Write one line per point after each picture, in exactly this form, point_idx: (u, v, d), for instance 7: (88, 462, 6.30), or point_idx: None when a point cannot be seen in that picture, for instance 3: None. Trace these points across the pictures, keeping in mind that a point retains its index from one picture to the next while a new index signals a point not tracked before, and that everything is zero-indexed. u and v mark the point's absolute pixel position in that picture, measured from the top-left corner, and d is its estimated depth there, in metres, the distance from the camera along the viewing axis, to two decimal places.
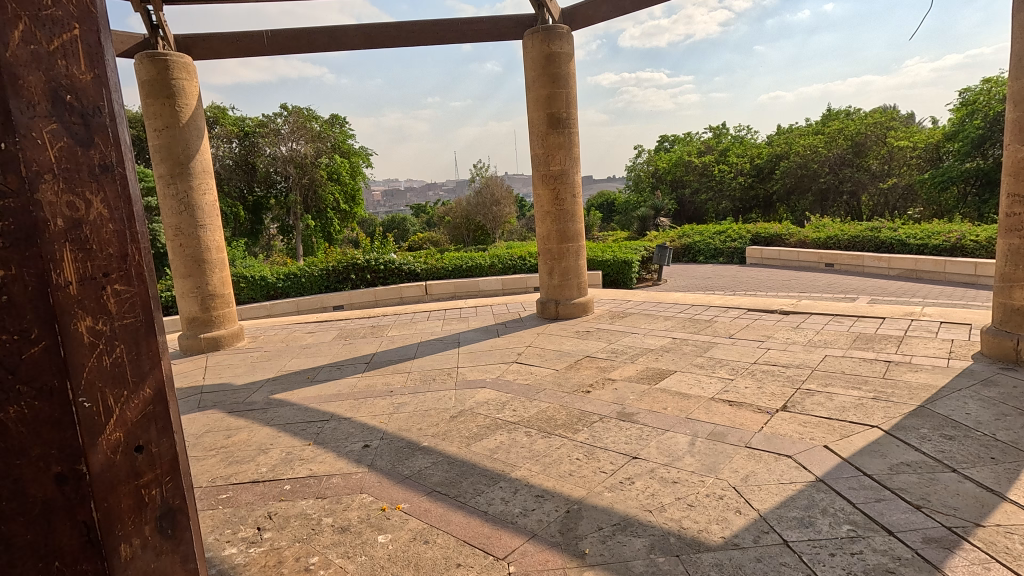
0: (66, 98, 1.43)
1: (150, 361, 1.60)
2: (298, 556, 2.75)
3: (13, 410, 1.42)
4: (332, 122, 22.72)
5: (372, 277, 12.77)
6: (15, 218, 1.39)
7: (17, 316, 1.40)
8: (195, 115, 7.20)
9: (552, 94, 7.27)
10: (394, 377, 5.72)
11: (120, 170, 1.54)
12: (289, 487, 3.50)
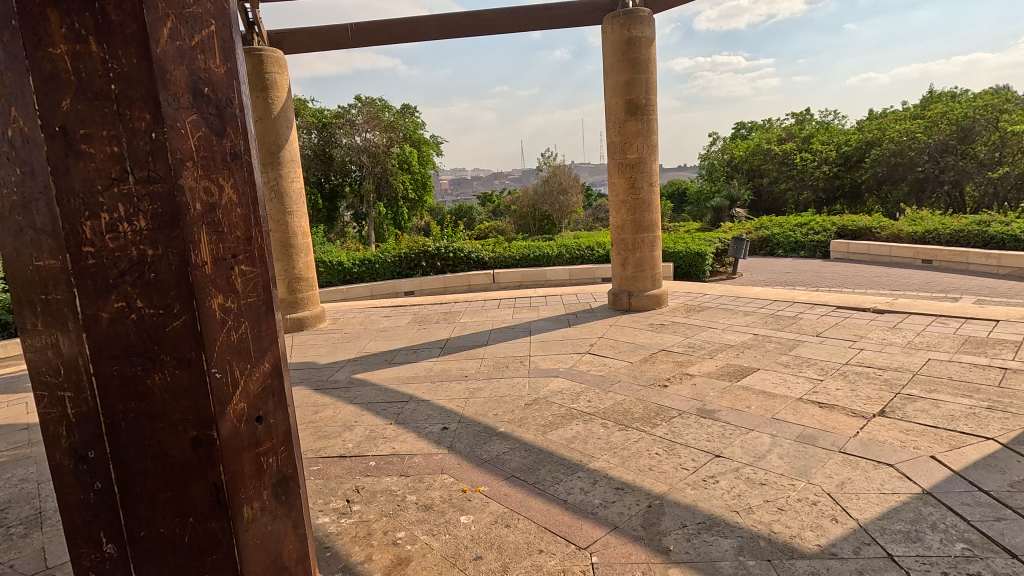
0: (204, 91, 1.52)
1: (269, 338, 1.73)
2: (386, 529, 2.86)
3: (157, 376, 1.50)
4: (404, 112, 23.33)
5: (442, 265, 13.06)
6: (162, 201, 1.48)
7: (162, 291, 1.49)
8: (285, 107, 7.59)
9: (631, 80, 7.08)
10: (469, 363, 5.84)
11: (247, 159, 1.65)
12: (374, 463, 3.65)
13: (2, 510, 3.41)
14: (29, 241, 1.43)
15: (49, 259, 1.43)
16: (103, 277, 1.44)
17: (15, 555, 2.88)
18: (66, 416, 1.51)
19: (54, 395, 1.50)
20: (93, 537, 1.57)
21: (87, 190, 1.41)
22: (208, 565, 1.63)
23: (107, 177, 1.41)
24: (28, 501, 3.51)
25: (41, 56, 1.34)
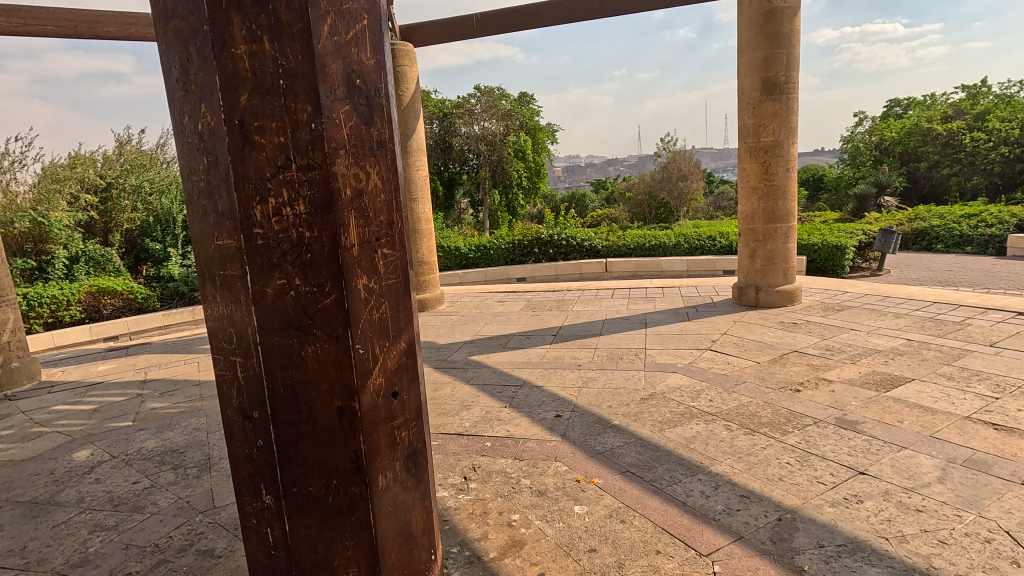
0: (356, 83, 1.61)
1: (404, 318, 1.82)
2: (502, 510, 2.93)
3: (310, 349, 1.62)
4: (521, 100, 23.61)
5: (554, 252, 13.08)
6: (318, 187, 1.56)
7: (316, 271, 1.59)
8: (413, 98, 7.96)
9: (770, 56, 6.50)
10: (582, 352, 5.79)
11: (390, 147, 1.74)
12: (489, 444, 3.76)
13: (181, 453, 3.99)
14: (211, 223, 1.62)
15: (226, 239, 1.59)
16: (269, 256, 1.56)
17: (191, 493, 3.35)
18: (236, 378, 1.70)
19: (228, 360, 1.70)
20: (255, 487, 1.75)
21: (258, 176, 1.52)
22: (348, 527, 1.74)
23: (275, 165, 1.51)
24: (200, 448, 4.08)
25: (226, 56, 1.47)
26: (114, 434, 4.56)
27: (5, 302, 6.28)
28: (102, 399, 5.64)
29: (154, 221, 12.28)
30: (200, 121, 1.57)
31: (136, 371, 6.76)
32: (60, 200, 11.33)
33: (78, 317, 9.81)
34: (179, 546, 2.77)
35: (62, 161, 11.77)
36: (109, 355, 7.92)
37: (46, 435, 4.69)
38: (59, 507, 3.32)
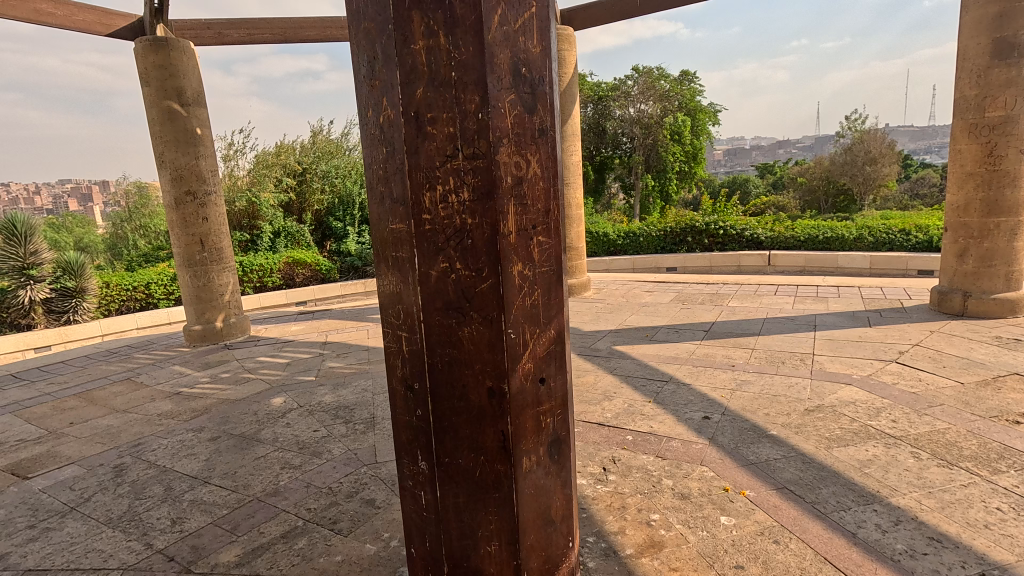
0: (522, 71, 1.63)
1: (556, 306, 1.82)
2: (641, 507, 2.85)
3: (467, 330, 1.69)
4: (682, 80, 22.42)
5: (710, 242, 12.26)
6: (482, 175, 1.60)
7: (476, 256, 1.64)
8: (570, 82, 7.93)
9: (1006, 11, 5.32)
10: (736, 352, 5.38)
11: (551, 135, 1.73)
12: (631, 438, 3.67)
13: (351, 409, 4.52)
14: (386, 207, 1.76)
15: (399, 223, 1.72)
16: (435, 241, 1.65)
17: (358, 446, 3.79)
18: (401, 351, 1.84)
19: (395, 334, 1.85)
20: (412, 452, 1.90)
21: (429, 164, 1.61)
22: (492, 502, 1.81)
23: (444, 154, 1.59)
24: (367, 407, 4.58)
25: (406, 53, 1.57)
26: (302, 386, 5.31)
27: (228, 268, 7.61)
28: (293, 355, 6.60)
29: (338, 203, 13.95)
30: (382, 114, 1.70)
31: (319, 333, 7.79)
32: (269, 183, 13.39)
33: (278, 283, 11.56)
34: (348, 492, 3.14)
35: (271, 150, 13.86)
36: (300, 317, 9.24)
37: (253, 381, 5.63)
38: (261, 443, 3.97)
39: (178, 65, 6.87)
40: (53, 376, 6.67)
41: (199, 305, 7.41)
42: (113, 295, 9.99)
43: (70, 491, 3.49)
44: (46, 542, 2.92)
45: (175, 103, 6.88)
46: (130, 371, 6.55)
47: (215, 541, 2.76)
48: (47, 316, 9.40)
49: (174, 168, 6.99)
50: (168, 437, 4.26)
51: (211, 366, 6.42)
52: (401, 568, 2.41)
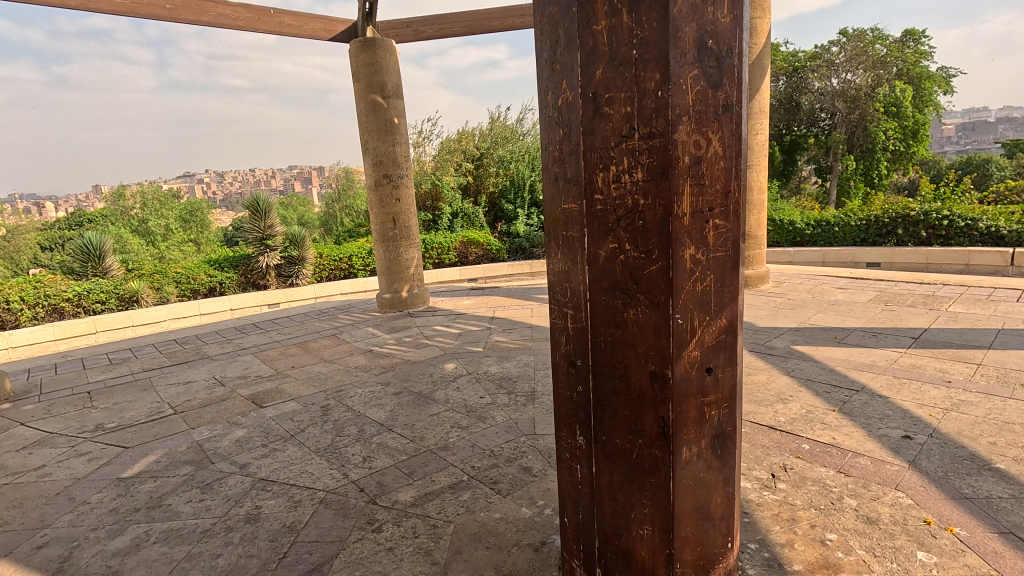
0: (709, 44, 1.54)
1: (729, 294, 1.72)
2: (815, 523, 2.58)
3: (632, 312, 1.68)
4: (904, 42, 19.16)
5: (928, 235, 10.35)
6: (657, 155, 1.56)
7: (646, 238, 1.62)
8: (762, 53, 7.21)
9: None
10: (955, 366, 4.51)
11: (736, 111, 1.63)
12: (807, 447, 3.32)
13: (514, 381, 4.78)
14: (560, 187, 1.81)
15: (571, 203, 1.76)
16: (605, 221, 1.66)
17: (519, 416, 4.00)
18: (566, 327, 1.90)
19: (561, 311, 1.91)
20: (571, 426, 1.96)
21: (604, 145, 1.61)
22: (647, 487, 1.79)
23: (620, 135, 1.58)
24: (528, 381, 4.80)
25: (588, 33, 1.58)
26: (471, 355, 5.75)
27: (414, 244, 8.47)
28: (465, 327, 7.16)
29: (510, 186, 14.61)
30: (561, 96, 1.74)
31: (488, 308, 8.32)
32: (450, 167, 14.53)
33: (454, 260, 12.55)
34: (508, 457, 3.35)
35: (454, 137, 14.99)
36: (471, 292, 9.95)
37: (430, 346, 6.25)
38: (435, 402, 4.41)
39: (382, 62, 7.75)
40: (281, 328, 8.14)
41: (389, 276, 8.39)
42: (325, 264, 11.79)
43: (291, 422, 4.26)
44: (274, 459, 3.62)
45: (379, 96, 7.79)
46: (336, 329, 7.71)
47: (396, 480, 3.16)
48: (277, 279, 11.43)
49: (375, 154, 7.95)
50: (363, 387, 4.95)
51: (397, 330, 7.26)
52: (553, 535, 2.52)
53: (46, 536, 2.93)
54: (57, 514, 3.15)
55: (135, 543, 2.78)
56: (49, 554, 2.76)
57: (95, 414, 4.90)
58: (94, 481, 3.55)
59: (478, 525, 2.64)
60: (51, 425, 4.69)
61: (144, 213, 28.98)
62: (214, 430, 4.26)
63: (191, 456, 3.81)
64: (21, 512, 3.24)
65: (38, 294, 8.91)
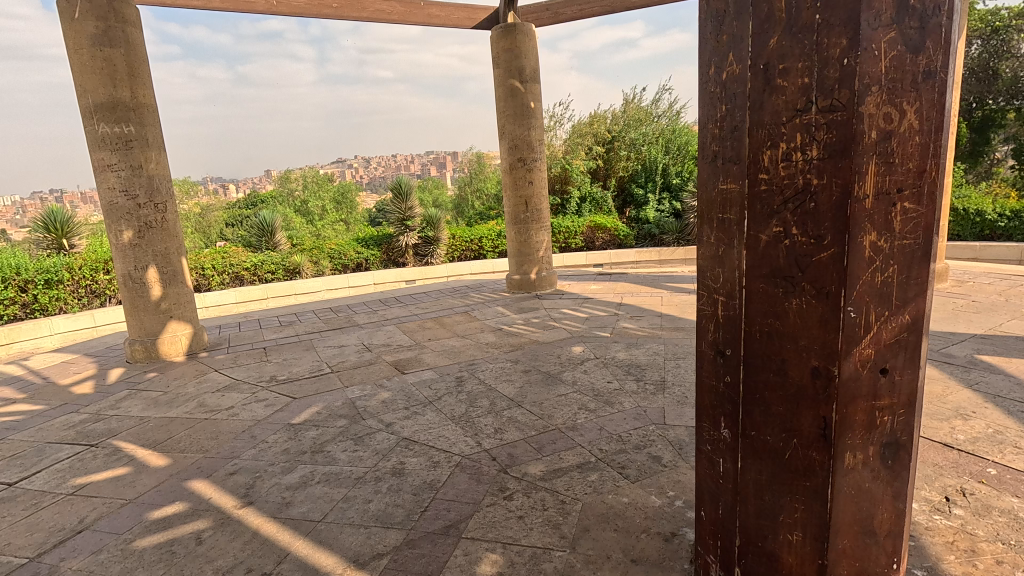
0: (911, 1, 1.35)
1: (916, 288, 1.52)
2: (1002, 559, 2.23)
3: (794, 302, 1.55)
4: None
5: None
6: (838, 129, 1.41)
7: (817, 222, 1.48)
8: None
9: None
10: None
11: (941, 78, 1.41)
12: (993, 472, 2.86)
13: (643, 369, 4.69)
14: (718, 167, 1.72)
15: (731, 183, 1.67)
16: (770, 204, 1.55)
17: (648, 404, 3.92)
18: (715, 315, 1.81)
19: (711, 297, 1.83)
20: (715, 418, 1.88)
21: (774, 121, 1.50)
22: (800, 490, 1.67)
23: (793, 109, 1.46)
24: (658, 369, 4.68)
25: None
26: (598, 340, 5.74)
27: (544, 227, 8.58)
28: (591, 311, 7.13)
29: (642, 170, 14.17)
30: (726, 70, 1.64)
31: (615, 294, 8.20)
32: (581, 151, 14.43)
33: (580, 245, 12.51)
34: (636, 444, 3.31)
35: (586, 120, 14.84)
36: (598, 278, 9.87)
37: (557, 329, 6.33)
38: (562, 383, 4.47)
39: (522, 46, 7.87)
40: (419, 302, 8.74)
41: (519, 258, 8.61)
42: (457, 245, 12.41)
43: (429, 389, 4.59)
44: (415, 421, 3.94)
45: (517, 81, 7.94)
46: (467, 306, 8.11)
47: (526, 454, 3.28)
48: (415, 257, 12.26)
49: (511, 138, 8.15)
50: (493, 363, 5.18)
51: (525, 311, 7.45)
52: (685, 527, 2.46)
53: (236, 465, 3.48)
54: (244, 448, 3.73)
55: (303, 480, 3.19)
56: (239, 480, 3.28)
57: (270, 367, 5.68)
58: (270, 424, 4.13)
59: (606, 507, 2.65)
60: (237, 374, 5.53)
61: (305, 195, 32.64)
62: (364, 390, 4.73)
63: (346, 411, 4.27)
64: (218, 442, 3.87)
65: (225, 263, 10.39)
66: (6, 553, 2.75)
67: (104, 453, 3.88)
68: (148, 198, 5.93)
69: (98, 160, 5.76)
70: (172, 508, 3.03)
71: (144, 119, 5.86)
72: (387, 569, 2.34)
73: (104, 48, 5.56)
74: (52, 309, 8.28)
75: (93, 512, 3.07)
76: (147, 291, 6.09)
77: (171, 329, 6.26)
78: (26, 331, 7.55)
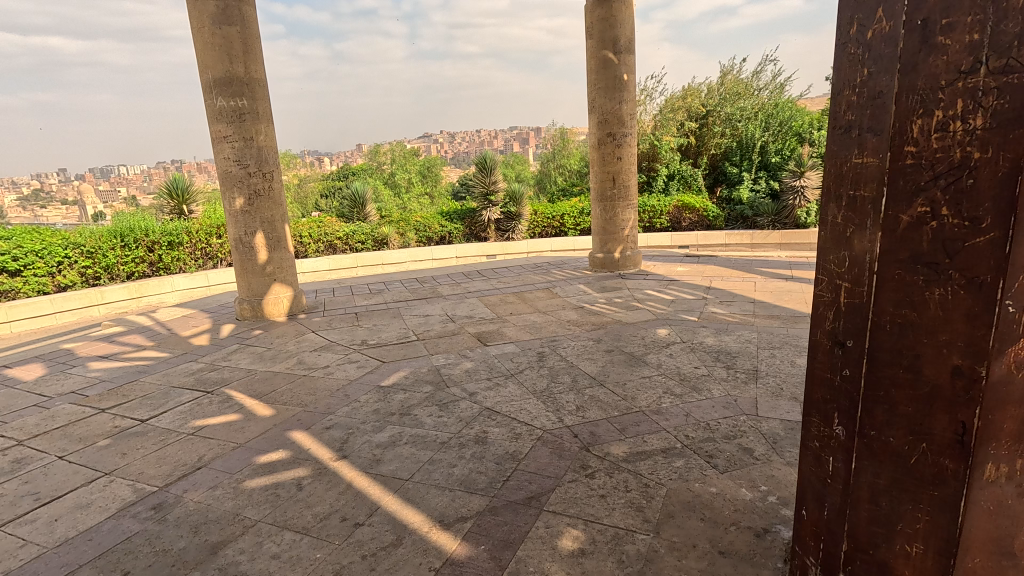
0: None
1: None
2: None
3: (937, 291, 1.38)
4: None
5: None
6: (1013, 95, 1.20)
7: (975, 200, 1.29)
8: None
9: None
10: None
11: None
12: None
13: (733, 357, 4.48)
14: (853, 139, 1.55)
15: (869, 157, 1.50)
16: (916, 180, 1.38)
17: (739, 394, 3.74)
18: (836, 302, 1.67)
19: (832, 282, 1.68)
20: (827, 414, 1.75)
21: (929, 86, 1.32)
22: (925, 499, 1.51)
23: (956, 70, 1.27)
24: (750, 358, 4.44)
25: None
26: (684, 324, 5.53)
27: (630, 205, 8.34)
28: (677, 294, 6.88)
29: (737, 148, 13.33)
30: (870, 30, 1.47)
31: (703, 277, 7.85)
32: (671, 127, 13.81)
33: (665, 225, 12.07)
34: (726, 433, 3.17)
35: (679, 93, 14.14)
36: (684, 259, 9.49)
37: (640, 310, 6.18)
38: (646, 365, 4.37)
39: (617, 16, 7.56)
40: (500, 277, 8.84)
41: (603, 236, 8.45)
42: (538, 221, 12.39)
43: (511, 362, 4.66)
44: (497, 392, 4.01)
45: (610, 52, 7.66)
46: (548, 283, 8.09)
47: (608, 434, 3.24)
48: (496, 232, 12.39)
49: (601, 112, 7.92)
50: (575, 341, 5.15)
51: (607, 290, 7.32)
52: (778, 525, 2.33)
53: (331, 421, 3.72)
54: (338, 405, 3.97)
55: (392, 440, 3.35)
56: (334, 434, 3.50)
57: (361, 331, 5.99)
58: (362, 385, 4.37)
59: (692, 495, 2.57)
60: (331, 335, 5.89)
61: (393, 168, 33.82)
62: (448, 359, 4.87)
63: (431, 377, 4.42)
64: (315, 398, 4.15)
65: (320, 232, 10.94)
66: (140, 481, 3.11)
67: (218, 399, 4.28)
68: (258, 167, 6.35)
69: (215, 132, 6.23)
70: (276, 455, 3.29)
71: (255, 94, 6.24)
72: (471, 533, 2.41)
73: (222, 26, 5.95)
74: (174, 268, 9.17)
75: (209, 452, 3.40)
76: (255, 255, 6.58)
77: (275, 291, 6.75)
78: (153, 286, 8.42)
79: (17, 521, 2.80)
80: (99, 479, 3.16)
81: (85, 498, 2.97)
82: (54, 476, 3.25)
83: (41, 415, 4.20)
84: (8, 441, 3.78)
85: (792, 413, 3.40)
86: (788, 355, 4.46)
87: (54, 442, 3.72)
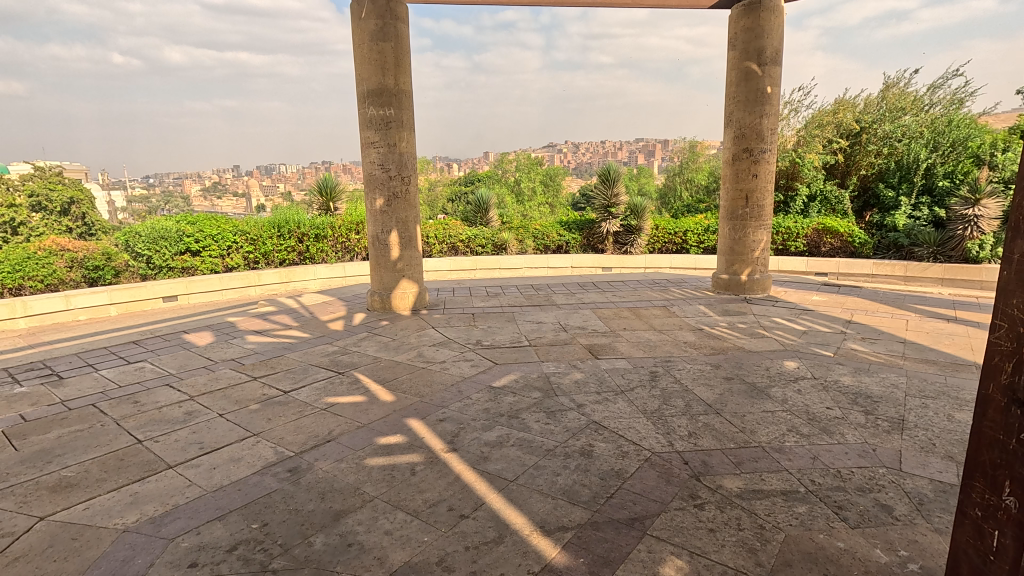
0: None
1: None
2: None
3: None
4: None
5: None
6: None
7: None
8: None
9: None
10: None
11: None
12: None
13: (875, 401, 4.01)
14: None
15: None
16: None
17: (879, 444, 3.34)
18: (1018, 353, 1.41)
19: (1014, 330, 1.42)
20: (995, 481, 1.49)
21: None
22: None
23: None
24: (896, 405, 3.94)
25: None
26: (818, 359, 5.05)
27: (764, 226, 7.80)
28: (810, 325, 6.31)
29: (895, 169, 11.90)
30: None
31: (843, 309, 7.12)
32: (817, 144, 12.76)
33: (800, 249, 11.12)
34: (860, 485, 2.86)
35: (830, 108, 13.08)
36: (822, 288, 8.68)
37: (767, 338, 5.76)
38: (770, 398, 4.06)
39: (766, 25, 7.14)
40: (616, 290, 8.70)
41: (729, 257, 8.01)
42: (659, 236, 12.02)
43: (621, 378, 4.57)
44: (606, 407, 3.96)
45: (753, 64, 7.26)
46: (666, 300, 7.83)
47: (722, 465, 3.07)
48: (614, 245, 12.21)
49: (739, 126, 7.53)
50: (691, 364, 4.93)
51: (730, 314, 6.92)
52: None
53: (444, 414, 3.91)
54: (451, 400, 4.17)
55: (499, 440, 3.46)
56: (446, 427, 3.68)
57: (476, 332, 6.23)
58: (475, 383, 4.55)
59: (814, 547, 2.35)
60: (449, 333, 6.19)
61: (517, 176, 34.69)
62: (559, 367, 4.91)
63: (541, 384, 4.49)
64: (432, 391, 4.39)
65: (445, 234, 11.50)
66: (282, 445, 3.51)
67: (348, 381, 4.69)
68: (398, 172, 6.90)
69: (364, 138, 6.85)
70: (394, 439, 3.53)
71: (402, 104, 6.78)
72: (570, 544, 2.41)
73: (379, 42, 6.53)
74: (318, 259, 10.21)
75: (337, 427, 3.75)
76: (389, 252, 7.12)
77: (402, 286, 7.26)
78: (299, 273, 9.44)
79: (185, 464, 3.29)
80: (249, 438, 3.62)
81: (237, 453, 3.41)
82: (215, 430, 3.77)
83: (208, 376, 4.91)
84: (182, 395, 4.46)
85: (946, 474, 2.97)
86: (944, 408, 3.88)
87: (216, 401, 4.32)
